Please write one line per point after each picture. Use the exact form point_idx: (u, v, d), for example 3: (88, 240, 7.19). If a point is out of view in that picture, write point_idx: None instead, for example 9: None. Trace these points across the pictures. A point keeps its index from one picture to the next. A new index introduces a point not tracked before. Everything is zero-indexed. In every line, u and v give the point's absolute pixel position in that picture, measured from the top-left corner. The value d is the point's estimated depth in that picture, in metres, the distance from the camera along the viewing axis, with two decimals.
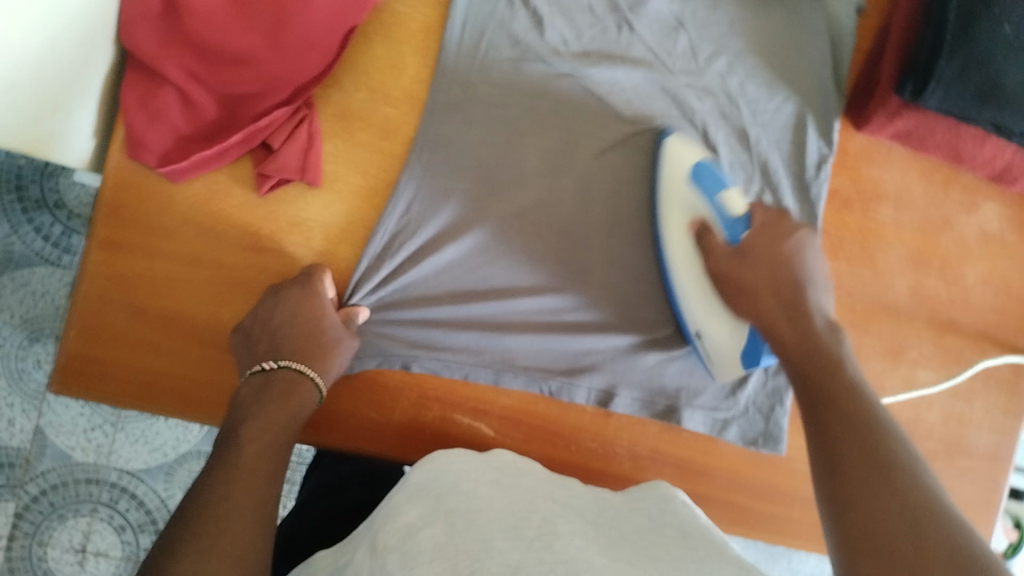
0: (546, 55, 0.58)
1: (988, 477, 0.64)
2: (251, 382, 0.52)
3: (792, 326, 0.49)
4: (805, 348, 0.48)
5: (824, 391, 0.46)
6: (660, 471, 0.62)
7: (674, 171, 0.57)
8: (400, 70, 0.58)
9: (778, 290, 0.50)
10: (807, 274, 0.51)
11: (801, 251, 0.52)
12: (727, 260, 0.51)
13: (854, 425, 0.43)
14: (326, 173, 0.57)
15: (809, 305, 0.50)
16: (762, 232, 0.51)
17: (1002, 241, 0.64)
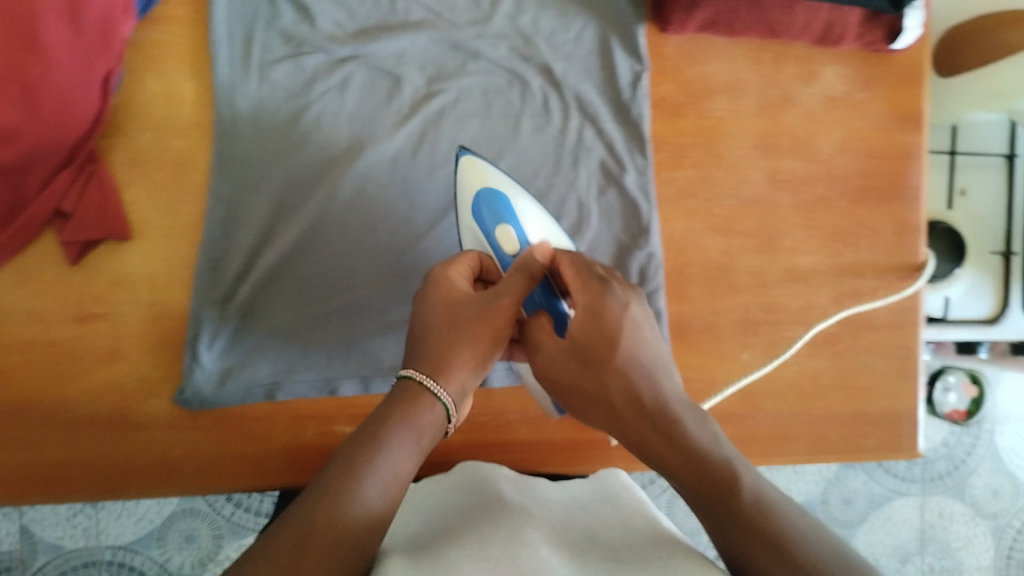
0: (324, 44, 0.57)
1: (900, 344, 0.62)
2: (407, 391, 0.41)
3: (662, 436, 0.39)
4: (682, 447, 0.38)
5: (714, 492, 0.36)
6: (558, 429, 0.61)
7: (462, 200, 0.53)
8: (178, 99, 0.56)
9: (642, 401, 0.41)
10: (654, 366, 0.42)
11: (641, 335, 0.43)
12: (563, 364, 0.44)
13: (765, 518, 0.35)
14: (134, 223, 0.56)
15: (678, 407, 0.41)
16: (586, 316, 0.43)
17: (851, 102, 0.61)
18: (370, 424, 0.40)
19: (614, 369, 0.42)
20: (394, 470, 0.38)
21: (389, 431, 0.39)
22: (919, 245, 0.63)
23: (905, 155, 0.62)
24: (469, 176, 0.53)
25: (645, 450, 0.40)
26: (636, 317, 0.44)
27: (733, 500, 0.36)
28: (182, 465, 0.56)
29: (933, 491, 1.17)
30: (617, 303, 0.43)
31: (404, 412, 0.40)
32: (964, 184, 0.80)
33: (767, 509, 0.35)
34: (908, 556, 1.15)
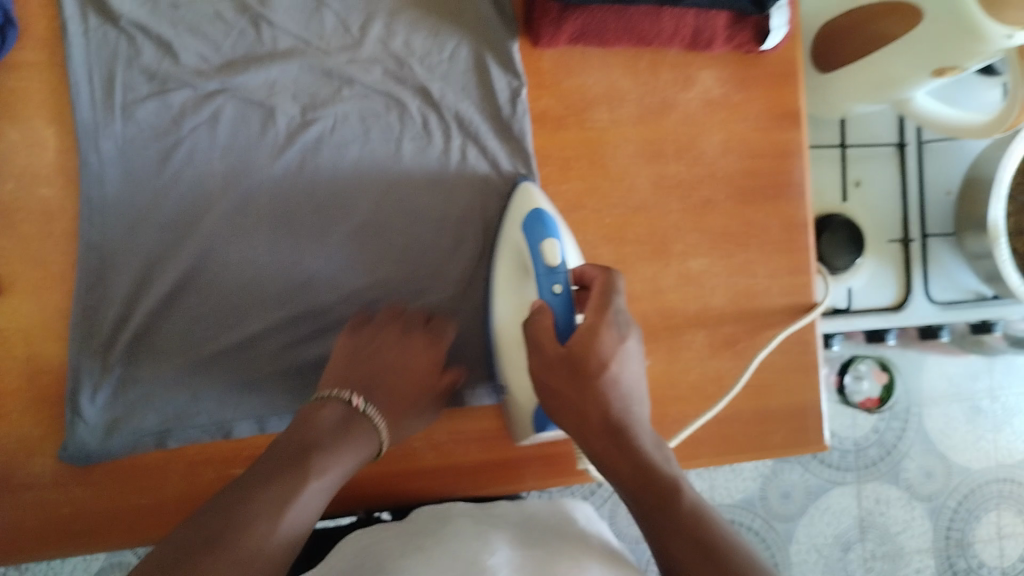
0: (190, 79, 0.56)
1: (799, 342, 0.63)
2: (338, 411, 0.50)
3: (614, 445, 0.46)
4: (630, 453, 0.46)
5: (657, 497, 0.44)
6: (466, 451, 0.59)
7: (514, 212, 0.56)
8: (40, 145, 0.55)
9: (611, 416, 0.47)
10: (631, 393, 0.48)
11: (627, 367, 0.48)
12: (558, 375, 0.48)
13: (693, 513, 0.43)
14: (2, 276, 0.53)
15: (638, 428, 0.47)
16: (585, 332, 0.48)
17: (729, 104, 0.62)
18: (308, 437, 0.48)
19: (597, 386, 0.47)
20: (322, 488, 0.46)
21: (327, 444, 0.48)
22: (808, 240, 0.63)
23: (788, 152, 0.63)
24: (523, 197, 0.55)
25: (600, 450, 0.47)
26: (628, 349, 0.48)
27: (673, 504, 0.44)
28: (69, 524, 0.53)
29: (868, 478, 1.18)
30: (615, 334, 0.48)
31: (348, 429, 0.50)
32: (857, 175, 0.81)
33: (698, 508, 0.44)
34: (849, 545, 1.17)
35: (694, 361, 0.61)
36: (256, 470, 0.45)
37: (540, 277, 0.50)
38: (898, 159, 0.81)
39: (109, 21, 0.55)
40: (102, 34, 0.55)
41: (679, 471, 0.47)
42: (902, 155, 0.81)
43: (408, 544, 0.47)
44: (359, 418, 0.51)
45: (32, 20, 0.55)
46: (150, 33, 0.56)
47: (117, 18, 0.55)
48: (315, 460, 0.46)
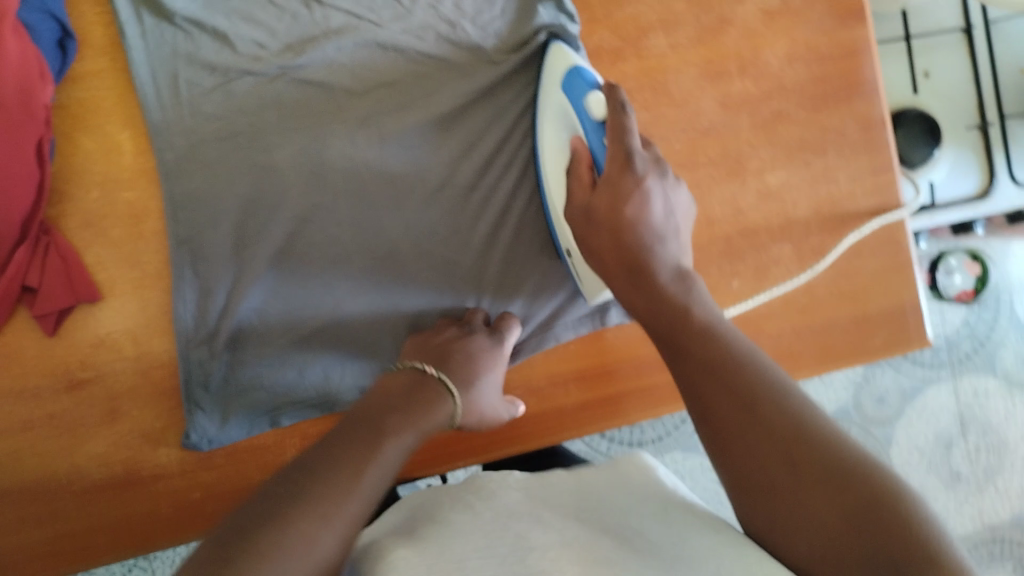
0: (249, 66, 0.57)
1: (890, 241, 0.62)
2: (409, 373, 0.52)
3: (635, 287, 0.48)
4: (649, 295, 0.47)
5: (673, 333, 0.45)
6: (567, 393, 0.60)
7: (551, 71, 0.55)
8: (117, 151, 0.56)
9: (627, 257, 0.48)
10: (655, 232, 0.48)
11: (649, 207, 0.48)
12: (580, 221, 0.50)
13: (704, 341, 0.43)
14: (102, 282, 0.55)
15: (659, 264, 0.48)
16: (606, 185, 0.48)
17: (788, 10, 0.60)
18: (383, 405, 0.47)
19: (611, 233, 0.48)
20: (393, 452, 0.43)
21: (400, 411, 0.47)
22: (887, 138, 0.62)
23: (855, 51, 0.61)
24: (556, 60, 0.55)
25: (628, 290, 0.49)
26: (650, 189, 0.49)
27: (687, 331, 0.45)
28: (204, 507, 0.56)
29: (963, 372, 1.17)
30: (633, 180, 0.48)
31: (419, 393, 0.50)
32: (927, 66, 0.78)
33: (712, 336, 0.44)
34: (951, 442, 1.16)
35: (785, 277, 0.61)
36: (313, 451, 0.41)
37: (590, 133, 0.49)
38: (968, 43, 0.78)
39: (164, 19, 0.56)
40: (159, 33, 0.56)
41: (705, 302, 0.47)
42: (971, 40, 0.78)
43: (459, 494, 0.43)
44: (430, 378, 0.51)
45: (92, 30, 0.56)
46: (205, 26, 0.57)
47: (171, 16, 0.56)
48: (388, 426, 0.45)
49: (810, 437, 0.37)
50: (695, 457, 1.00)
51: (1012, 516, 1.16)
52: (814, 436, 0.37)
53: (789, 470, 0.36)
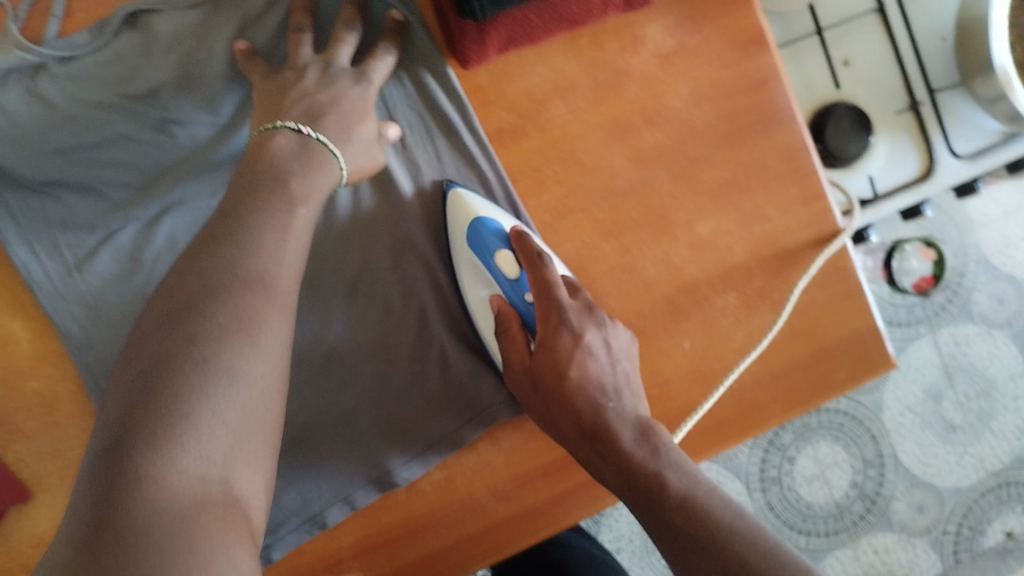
0: (128, 211, 0.53)
1: (834, 272, 0.59)
2: (286, 141, 0.46)
3: (599, 453, 0.48)
4: (614, 457, 0.47)
5: (644, 497, 0.45)
6: (535, 491, 0.58)
7: (454, 227, 0.54)
8: (12, 341, 0.52)
9: (585, 424, 0.49)
10: (606, 390, 0.49)
11: (592, 361, 0.50)
12: (524, 381, 0.52)
13: (688, 513, 0.43)
14: (27, 479, 0.52)
15: (619, 422, 0.48)
16: (546, 351, 0.50)
17: (686, 51, 0.57)
18: (263, 169, 0.45)
19: (563, 397, 0.50)
20: (305, 218, 0.45)
21: (296, 171, 0.45)
22: (813, 162, 0.59)
23: (765, 79, 0.58)
24: (454, 209, 0.54)
25: (590, 459, 0.49)
26: (591, 343, 0.50)
27: (662, 497, 0.44)
28: None
29: (942, 323, 1.14)
30: (571, 334, 0.50)
31: (306, 155, 0.46)
32: (844, 54, 0.75)
33: (690, 504, 0.43)
34: (941, 395, 1.14)
35: (735, 326, 0.59)
36: (206, 264, 0.40)
37: (514, 295, 0.53)
38: (884, 23, 0.74)
39: (27, 189, 0.53)
40: (26, 204, 0.53)
41: (674, 459, 0.46)
42: (886, 19, 0.74)
43: None
44: (313, 144, 0.47)
45: None
46: (70, 184, 0.53)
47: (32, 184, 0.52)
48: (292, 185, 0.44)
49: None
50: None
51: (1013, 457, 1.14)
52: None
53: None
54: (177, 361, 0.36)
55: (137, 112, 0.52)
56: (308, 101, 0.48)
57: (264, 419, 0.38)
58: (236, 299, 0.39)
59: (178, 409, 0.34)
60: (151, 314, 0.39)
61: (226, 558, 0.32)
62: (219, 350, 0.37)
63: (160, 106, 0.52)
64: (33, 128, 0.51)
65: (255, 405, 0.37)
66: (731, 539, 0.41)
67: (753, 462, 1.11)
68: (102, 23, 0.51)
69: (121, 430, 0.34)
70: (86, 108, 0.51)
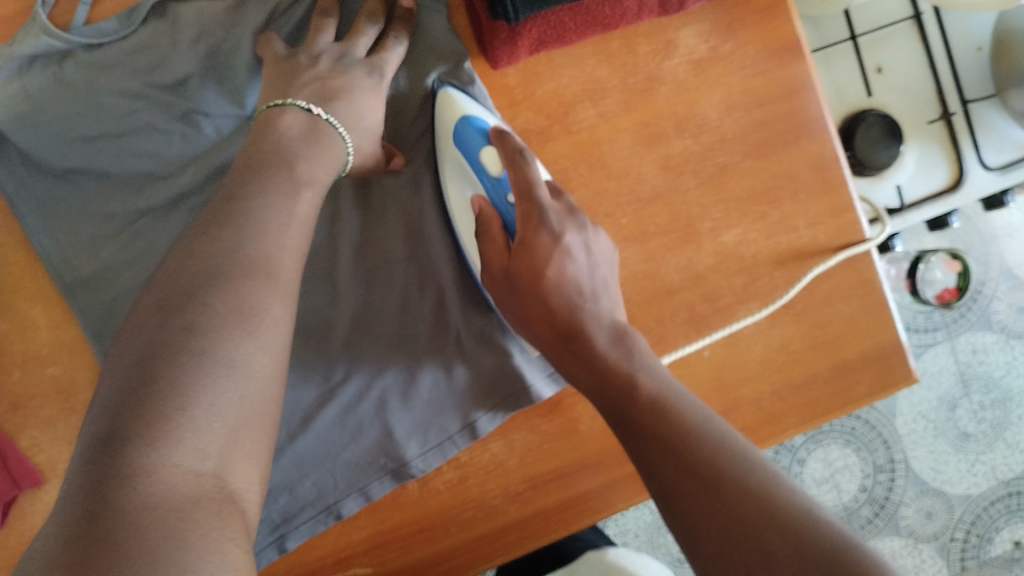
0: (145, 203, 0.52)
1: (858, 285, 0.59)
2: (296, 118, 0.46)
3: (578, 362, 0.45)
4: (592, 368, 0.44)
5: (620, 406, 0.42)
6: (547, 493, 0.58)
7: (443, 126, 0.52)
8: (32, 326, 0.52)
9: (560, 324, 0.45)
10: (579, 287, 0.46)
11: (570, 263, 0.46)
12: (499, 284, 0.48)
13: (661, 421, 0.40)
14: (42, 464, 0.52)
15: (594, 325, 0.45)
16: (523, 248, 0.46)
17: (719, 57, 0.56)
18: (268, 148, 0.44)
19: (536, 293, 0.46)
20: (309, 201, 0.43)
21: (303, 154, 0.44)
22: (843, 174, 0.58)
23: (797, 88, 0.57)
24: (444, 112, 0.52)
25: (568, 364, 0.46)
26: (571, 245, 0.46)
27: (635, 406, 0.41)
28: None
29: (960, 331, 1.13)
30: (550, 235, 0.46)
31: (313, 137, 0.46)
32: (877, 60, 0.74)
33: (663, 407, 0.40)
34: (956, 403, 1.13)
35: (757, 337, 0.58)
36: (206, 247, 0.38)
37: (490, 190, 0.49)
38: (920, 30, 0.73)
39: (49, 175, 0.53)
40: (48, 189, 0.52)
41: (649, 362, 0.43)
42: (922, 26, 0.73)
43: None
44: (322, 124, 0.47)
45: None
46: (93, 172, 0.52)
47: (54, 170, 0.52)
48: (297, 168, 0.43)
49: (774, 516, 0.34)
50: None
51: None
52: (789, 514, 0.34)
53: (763, 560, 0.33)
54: (174, 349, 0.34)
55: (163, 102, 0.52)
56: (320, 83, 0.48)
57: (262, 412, 0.36)
58: (237, 285, 0.37)
59: (173, 401, 0.32)
60: (148, 297, 0.36)
61: (224, 556, 0.30)
62: (219, 338, 0.35)
63: (186, 96, 0.52)
64: (58, 112, 0.51)
65: (252, 395, 0.35)
66: (702, 441, 0.38)
67: (765, 462, 1.11)
68: (131, 11, 0.51)
69: (113, 420, 0.32)
70: (113, 96, 0.51)
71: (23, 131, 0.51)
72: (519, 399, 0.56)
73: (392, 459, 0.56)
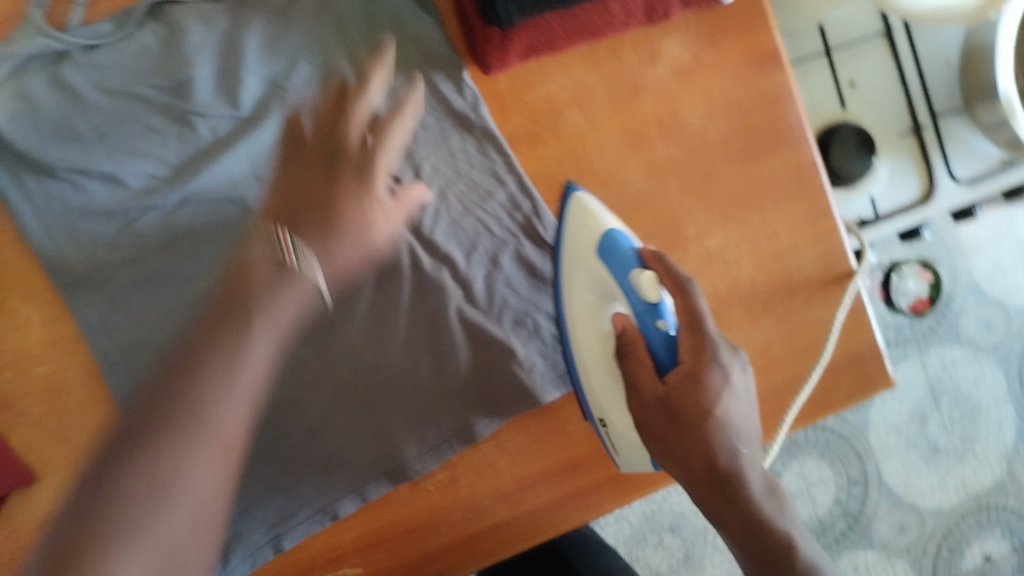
0: (147, 201, 0.53)
1: (839, 288, 0.60)
2: (262, 242, 0.43)
3: (727, 500, 0.47)
4: (749, 522, 0.46)
5: (767, 556, 0.46)
6: (536, 493, 0.58)
7: (574, 239, 0.53)
8: (25, 325, 0.53)
9: (718, 465, 0.47)
10: (741, 437, 0.48)
11: (736, 409, 0.48)
12: (654, 408, 0.49)
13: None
14: (33, 462, 0.52)
15: (748, 469, 0.47)
16: (685, 385, 0.48)
17: (703, 66, 0.58)
18: (230, 297, 0.41)
19: (699, 433, 0.47)
20: (264, 337, 0.40)
21: (263, 290, 0.41)
22: (822, 181, 0.60)
23: (777, 97, 0.59)
24: (575, 224, 0.53)
25: (710, 501, 0.48)
26: (735, 384, 0.48)
27: (789, 559, 0.45)
28: None
29: (929, 345, 1.15)
30: (721, 372, 0.48)
31: (274, 286, 0.42)
32: (851, 75, 0.76)
33: (813, 573, 0.45)
34: (926, 416, 1.15)
35: (740, 339, 0.60)
36: (176, 391, 0.36)
37: (640, 315, 0.50)
38: (891, 48, 0.75)
39: (43, 174, 0.52)
40: (43, 190, 0.52)
41: (794, 521, 0.47)
42: (892, 41, 0.75)
43: None
44: (292, 267, 0.43)
45: None
46: (89, 172, 0.52)
47: (51, 170, 0.52)
48: (252, 303, 0.41)
49: None
50: None
51: (993, 480, 1.16)
52: None
53: None
54: (106, 501, 0.33)
55: (161, 104, 0.53)
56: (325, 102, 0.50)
57: (203, 550, 0.35)
58: (188, 430, 0.36)
59: (96, 567, 0.32)
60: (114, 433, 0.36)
61: None
62: (169, 479, 0.34)
63: (181, 96, 0.53)
64: (53, 112, 0.52)
65: (194, 523, 0.35)
66: None
67: None
68: (125, 14, 0.53)
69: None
70: (113, 97, 0.53)
71: (13, 127, 0.51)
72: (519, 401, 0.57)
73: (389, 461, 0.56)
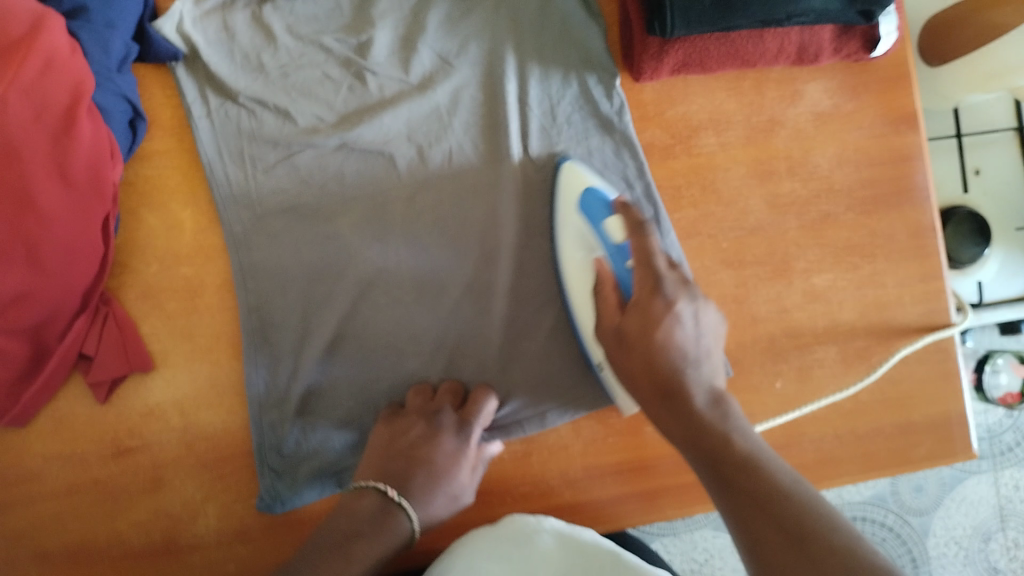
0: (308, 138, 0.58)
1: (935, 351, 0.61)
2: (372, 499, 0.50)
3: (671, 412, 0.45)
4: (690, 424, 0.43)
5: (710, 461, 0.41)
6: (603, 485, 0.60)
7: (564, 194, 0.57)
8: (178, 228, 0.58)
9: (660, 379, 0.46)
10: (688, 355, 0.46)
11: (682, 329, 0.46)
12: (614, 345, 0.49)
13: (751, 477, 0.39)
14: (156, 352, 0.57)
15: (693, 384, 0.45)
16: (636, 315, 0.48)
17: (841, 114, 0.61)
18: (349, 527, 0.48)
19: (643, 351, 0.47)
20: None
21: (364, 535, 0.48)
22: (938, 245, 0.62)
23: (906, 157, 0.61)
24: (572, 178, 0.57)
25: (661, 415, 0.46)
26: (682, 312, 0.47)
27: (726, 460, 0.41)
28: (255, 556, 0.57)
29: (1005, 464, 1.07)
30: (663, 300, 0.47)
31: (384, 520, 0.49)
32: (978, 164, 0.79)
33: (751, 463, 0.40)
34: (989, 535, 1.06)
35: (830, 382, 0.60)
36: None
37: (613, 258, 0.52)
38: (1021, 142, 0.78)
39: (228, 99, 0.58)
40: (224, 112, 0.58)
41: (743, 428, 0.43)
42: None
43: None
44: (395, 509, 0.50)
45: (161, 111, 0.58)
46: (267, 104, 0.58)
47: (235, 96, 0.58)
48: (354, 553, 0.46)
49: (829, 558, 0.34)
50: (725, 536, 0.99)
51: None
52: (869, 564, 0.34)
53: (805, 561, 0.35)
54: None
55: (342, 57, 0.59)
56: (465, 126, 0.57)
57: None
58: None
59: None
60: None
61: None
62: None
63: (362, 54, 0.59)
64: (249, 47, 0.58)
65: None
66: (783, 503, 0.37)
67: None
68: None
69: None
70: (302, 44, 0.59)
71: (213, 54, 0.58)
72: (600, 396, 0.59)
73: None
